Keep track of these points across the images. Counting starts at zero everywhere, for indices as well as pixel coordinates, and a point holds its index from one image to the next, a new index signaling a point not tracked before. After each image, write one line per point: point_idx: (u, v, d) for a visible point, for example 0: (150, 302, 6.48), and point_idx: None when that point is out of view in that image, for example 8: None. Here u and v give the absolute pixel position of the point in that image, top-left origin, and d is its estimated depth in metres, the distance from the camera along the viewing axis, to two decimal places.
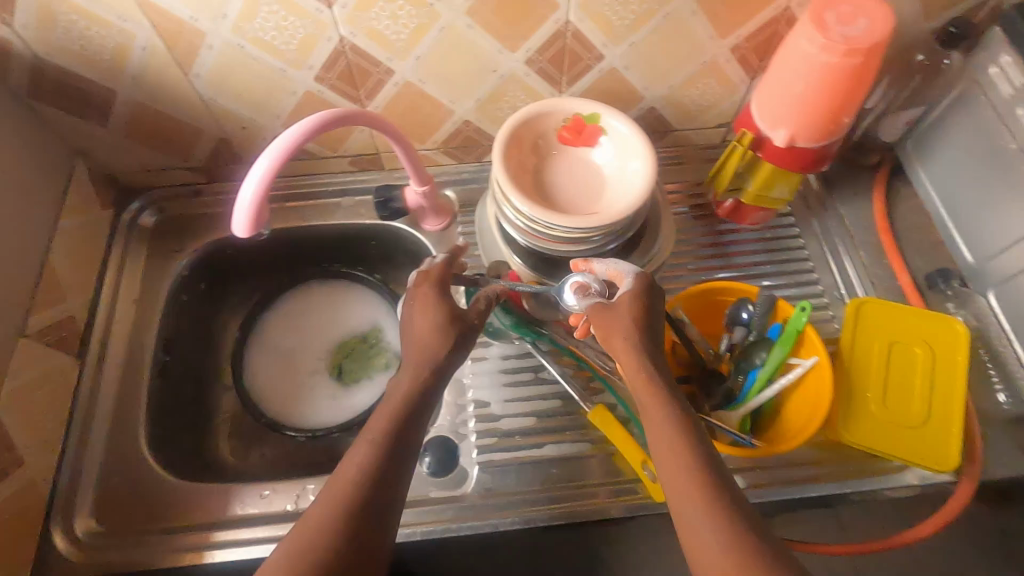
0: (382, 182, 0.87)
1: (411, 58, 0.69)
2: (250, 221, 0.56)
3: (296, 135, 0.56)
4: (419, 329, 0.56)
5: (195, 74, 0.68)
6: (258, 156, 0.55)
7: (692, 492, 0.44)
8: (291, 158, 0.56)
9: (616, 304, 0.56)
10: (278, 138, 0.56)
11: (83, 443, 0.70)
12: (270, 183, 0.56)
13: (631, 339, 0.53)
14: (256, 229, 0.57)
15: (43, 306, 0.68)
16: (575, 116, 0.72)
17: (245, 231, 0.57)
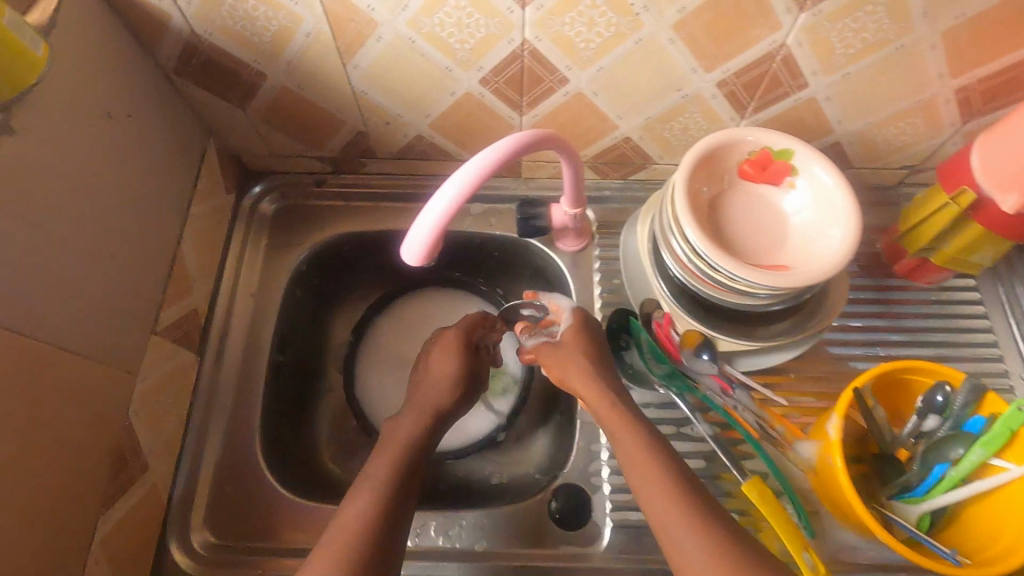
0: (516, 191, 0.80)
1: (592, 69, 0.61)
2: (424, 253, 0.51)
3: (487, 167, 0.49)
4: (437, 373, 0.67)
5: (354, 66, 0.61)
6: (443, 185, 0.49)
7: (672, 507, 0.50)
8: (478, 191, 0.49)
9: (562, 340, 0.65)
10: (465, 167, 0.49)
11: (202, 445, 0.67)
12: (451, 216, 0.50)
13: (586, 373, 0.61)
14: (427, 260, 0.52)
15: (172, 301, 0.64)
16: (763, 150, 0.63)
17: (416, 263, 0.52)
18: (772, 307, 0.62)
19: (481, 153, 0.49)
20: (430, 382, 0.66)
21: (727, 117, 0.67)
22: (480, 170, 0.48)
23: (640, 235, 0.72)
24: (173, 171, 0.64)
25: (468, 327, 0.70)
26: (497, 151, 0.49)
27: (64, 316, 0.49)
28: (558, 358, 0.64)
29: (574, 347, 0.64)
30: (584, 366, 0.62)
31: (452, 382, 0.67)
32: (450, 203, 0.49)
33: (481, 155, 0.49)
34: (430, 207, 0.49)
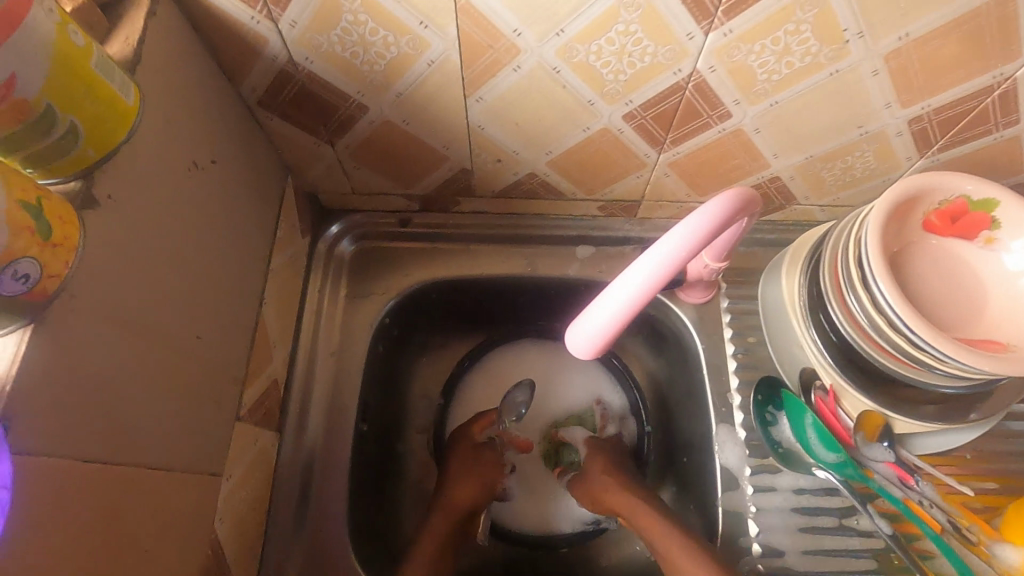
0: (629, 233, 0.70)
1: (764, 103, 0.50)
2: (596, 349, 0.44)
3: (680, 253, 0.39)
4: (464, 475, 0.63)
5: (478, 99, 0.51)
6: (622, 273, 0.40)
7: None
8: (667, 282, 0.40)
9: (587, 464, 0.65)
10: (652, 252, 0.40)
11: (287, 540, 0.58)
12: (635, 310, 0.41)
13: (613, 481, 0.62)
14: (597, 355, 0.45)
15: (255, 375, 0.54)
16: (958, 199, 0.52)
17: (586, 360, 0.45)
18: (946, 390, 0.53)
19: (669, 239, 0.39)
20: (459, 481, 0.63)
21: (905, 157, 0.56)
22: (670, 262, 0.39)
23: (788, 283, 0.61)
24: (256, 222, 0.54)
25: (479, 424, 0.67)
26: (692, 236, 0.39)
27: (151, 424, 0.39)
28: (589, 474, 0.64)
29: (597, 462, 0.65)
30: (618, 484, 0.62)
31: (479, 483, 0.64)
32: (632, 301, 0.41)
33: (669, 242, 0.39)
34: (607, 306, 0.41)
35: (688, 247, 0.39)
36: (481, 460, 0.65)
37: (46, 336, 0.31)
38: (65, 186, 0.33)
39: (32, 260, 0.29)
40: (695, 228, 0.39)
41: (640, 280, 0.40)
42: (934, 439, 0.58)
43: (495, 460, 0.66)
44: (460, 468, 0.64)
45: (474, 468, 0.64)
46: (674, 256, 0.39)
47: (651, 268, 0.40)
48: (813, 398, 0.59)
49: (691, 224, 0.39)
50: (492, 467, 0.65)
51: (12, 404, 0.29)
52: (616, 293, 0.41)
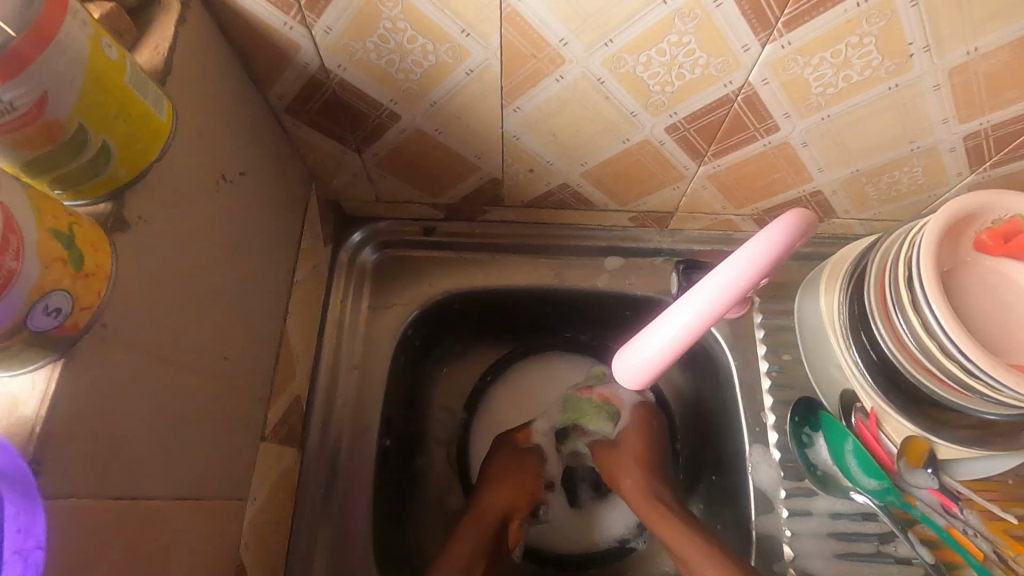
0: (660, 244, 0.68)
1: (816, 117, 0.48)
2: (648, 377, 0.43)
3: (740, 284, 0.38)
4: (505, 483, 0.61)
5: (516, 109, 0.49)
6: (680, 302, 0.40)
7: None
8: (725, 313, 0.39)
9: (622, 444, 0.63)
10: (711, 281, 0.38)
11: (309, 564, 0.56)
12: (690, 340, 0.40)
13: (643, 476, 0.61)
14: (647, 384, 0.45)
15: (279, 392, 0.52)
16: (1014, 218, 0.50)
17: (635, 389, 0.45)
18: (989, 417, 0.51)
19: (719, 276, 0.38)
20: (496, 488, 0.61)
21: (955, 173, 0.54)
22: (721, 300, 0.38)
23: (829, 301, 0.59)
24: (281, 234, 0.52)
25: (520, 436, 0.66)
26: (745, 272, 0.37)
27: (178, 454, 0.37)
28: (621, 461, 0.62)
29: (631, 450, 0.62)
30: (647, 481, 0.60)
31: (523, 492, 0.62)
32: (682, 338, 0.40)
33: (720, 279, 0.38)
34: (657, 340, 0.41)
35: (741, 283, 0.38)
36: (520, 464, 0.63)
37: (76, 372, 0.29)
38: (93, 208, 0.31)
39: (65, 293, 0.27)
40: (749, 264, 0.37)
41: (690, 317, 0.39)
42: (974, 465, 0.55)
43: (535, 468, 0.63)
44: (499, 472, 0.62)
45: (513, 474, 0.62)
46: (725, 294, 0.38)
47: (700, 307, 0.39)
48: (854, 422, 0.58)
49: (743, 260, 0.37)
50: (530, 474, 0.63)
51: (44, 447, 0.27)
52: (665, 330, 0.40)
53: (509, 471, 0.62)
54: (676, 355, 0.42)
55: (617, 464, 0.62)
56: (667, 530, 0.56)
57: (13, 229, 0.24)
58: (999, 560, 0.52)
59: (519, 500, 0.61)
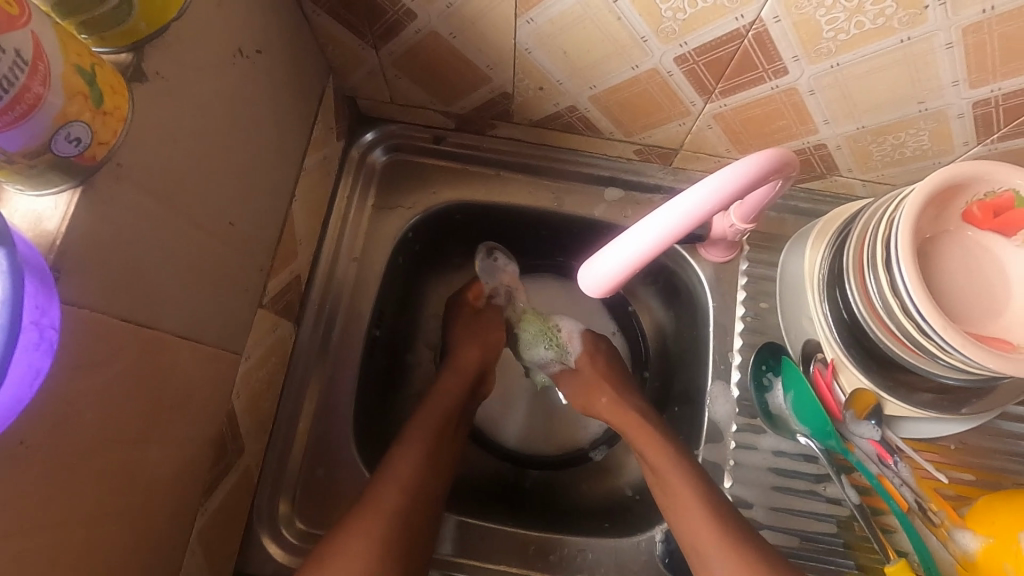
0: (660, 182, 0.69)
1: (826, 63, 0.48)
2: (608, 288, 0.46)
3: (703, 210, 0.40)
4: (465, 350, 0.68)
5: (528, 20, 0.49)
6: (646, 219, 0.42)
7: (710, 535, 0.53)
8: (685, 236, 0.42)
9: (581, 369, 0.69)
10: (680, 205, 0.40)
11: (293, 430, 0.62)
12: (650, 258, 0.43)
13: (613, 395, 0.66)
14: (605, 296, 0.48)
15: (280, 267, 0.57)
16: (1006, 192, 0.50)
17: (595, 298, 0.48)
18: (945, 379, 0.53)
19: (689, 199, 0.40)
20: (459, 346, 0.69)
21: (961, 142, 0.54)
22: (680, 225, 0.41)
23: (813, 259, 0.61)
24: (292, 118, 0.55)
25: (470, 294, 0.72)
26: (709, 201, 0.40)
27: (181, 298, 0.42)
28: (591, 386, 0.67)
29: (594, 375, 0.68)
30: (611, 393, 0.66)
31: (478, 340, 0.69)
32: (641, 255, 0.43)
33: (687, 203, 0.40)
34: (620, 253, 0.43)
35: (703, 210, 0.40)
36: (480, 322, 0.71)
37: (93, 200, 0.33)
38: (116, 57, 0.35)
39: (84, 125, 0.30)
40: (713, 193, 0.40)
41: (654, 234, 0.41)
42: (917, 426, 0.59)
43: (494, 318, 0.72)
44: (464, 331, 0.70)
45: (476, 332, 0.70)
46: (685, 220, 0.40)
47: (660, 229, 0.41)
48: (812, 369, 0.61)
49: (712, 186, 0.40)
50: (488, 326, 0.71)
51: (63, 259, 0.32)
52: (626, 246, 0.43)
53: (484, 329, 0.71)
54: (637, 270, 0.45)
55: (589, 388, 0.67)
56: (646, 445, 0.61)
57: (41, 57, 0.27)
58: (919, 512, 0.57)
59: (488, 354, 0.69)
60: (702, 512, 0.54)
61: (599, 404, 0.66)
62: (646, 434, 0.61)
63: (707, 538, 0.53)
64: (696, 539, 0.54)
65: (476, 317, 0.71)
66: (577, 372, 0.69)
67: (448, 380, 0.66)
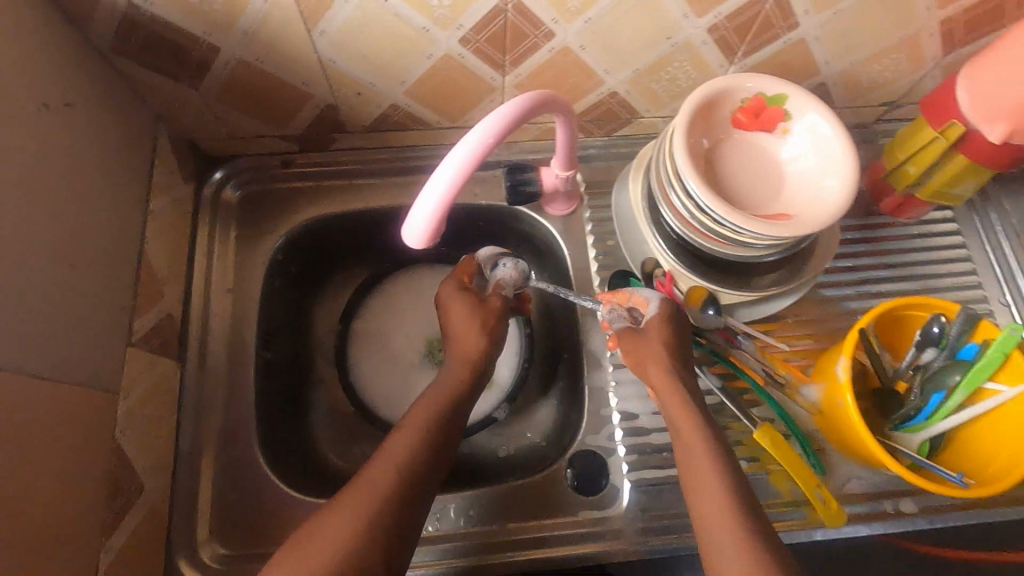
0: (498, 158, 0.76)
1: (579, 20, 0.57)
2: (427, 235, 0.50)
3: (475, 156, 0.46)
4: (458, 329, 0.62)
5: (321, 32, 0.55)
6: (434, 172, 0.46)
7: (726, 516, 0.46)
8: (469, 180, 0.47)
9: (645, 329, 0.59)
10: (454, 152, 0.46)
11: (197, 463, 0.63)
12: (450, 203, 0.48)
13: (664, 365, 0.56)
14: (431, 244, 0.52)
15: (143, 307, 0.59)
16: (756, 97, 0.61)
17: (421, 249, 0.51)
18: (767, 258, 0.63)
19: (460, 150, 0.45)
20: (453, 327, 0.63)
21: (717, 65, 0.65)
22: (458, 173, 0.46)
23: (635, 194, 0.69)
24: (123, 164, 0.58)
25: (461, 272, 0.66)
26: (474, 148, 0.45)
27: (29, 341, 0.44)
28: (641, 346, 0.58)
29: (659, 335, 0.58)
30: (659, 358, 0.57)
31: (480, 323, 0.63)
32: (438, 205, 0.47)
33: (458, 154, 0.46)
34: (422, 208, 0.48)
35: (478, 151, 0.46)
36: (481, 304, 0.64)
37: None
38: None
39: None
40: (478, 141, 0.45)
41: (441, 187, 0.46)
42: (755, 308, 0.69)
43: (494, 302, 0.64)
44: (462, 318, 0.63)
45: (474, 315, 0.63)
46: (461, 169, 0.46)
47: (444, 181, 0.46)
48: (655, 284, 0.69)
49: (475, 136, 0.45)
50: (489, 312, 0.63)
51: None
52: (425, 200, 0.47)
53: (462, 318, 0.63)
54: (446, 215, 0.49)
55: (644, 350, 0.58)
56: (679, 413, 0.54)
57: None
58: (771, 380, 0.65)
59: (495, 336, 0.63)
60: (719, 483, 0.48)
61: (648, 370, 0.57)
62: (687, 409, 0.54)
63: (715, 517, 0.47)
64: (707, 514, 0.47)
65: (478, 301, 0.64)
66: (640, 335, 0.59)
67: (455, 376, 0.59)
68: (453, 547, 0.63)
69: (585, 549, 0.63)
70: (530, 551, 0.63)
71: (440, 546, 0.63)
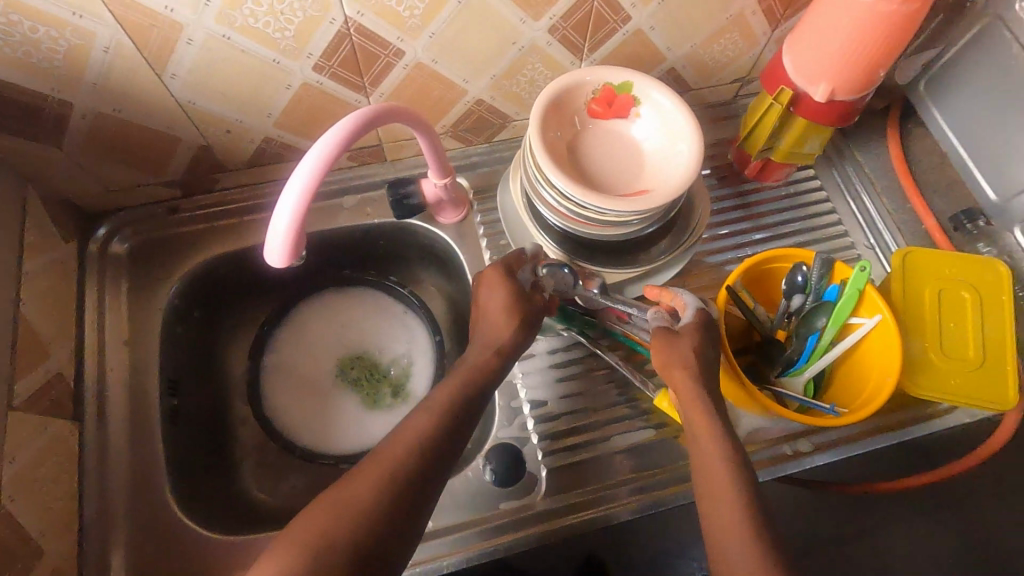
0: (385, 176, 0.78)
1: (424, 36, 0.60)
2: (286, 250, 0.49)
3: (325, 157, 0.48)
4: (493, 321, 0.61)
5: (171, 75, 0.57)
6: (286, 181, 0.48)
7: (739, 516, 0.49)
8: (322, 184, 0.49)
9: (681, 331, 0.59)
10: (304, 159, 0.48)
11: (106, 519, 0.62)
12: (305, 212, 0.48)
13: (688, 371, 0.56)
14: (292, 263, 0.51)
15: (25, 370, 0.58)
16: (605, 87, 0.65)
17: (282, 269, 0.51)
18: (648, 230, 0.67)
19: (310, 154, 0.48)
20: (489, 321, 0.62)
21: (568, 63, 0.69)
22: (309, 176, 0.47)
23: (515, 193, 0.73)
24: None
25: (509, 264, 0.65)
26: (323, 150, 0.48)
27: None
28: (669, 346, 0.58)
29: (686, 337, 0.58)
30: (680, 360, 0.57)
31: (512, 322, 0.61)
32: (294, 212, 0.48)
33: (309, 158, 0.48)
34: (279, 217, 0.48)
35: (321, 161, 0.48)
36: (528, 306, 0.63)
37: None
38: None
39: None
40: (326, 145, 0.48)
41: (294, 190, 0.47)
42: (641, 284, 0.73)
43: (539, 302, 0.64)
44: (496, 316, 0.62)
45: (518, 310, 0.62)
46: (312, 170, 0.47)
47: (297, 186, 0.47)
48: None
49: (323, 141, 0.48)
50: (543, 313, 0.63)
51: None
52: (281, 209, 0.48)
53: (500, 303, 0.62)
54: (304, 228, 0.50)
55: (669, 353, 0.58)
56: (700, 424, 0.55)
57: None
58: None
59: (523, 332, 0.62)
60: (732, 492, 0.50)
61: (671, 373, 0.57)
62: (705, 415, 0.55)
63: (731, 528, 0.48)
64: (722, 519, 0.49)
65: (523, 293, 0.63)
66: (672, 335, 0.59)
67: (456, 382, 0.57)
68: (458, 536, 0.64)
69: (592, 513, 0.66)
70: (542, 525, 0.65)
71: (451, 530, 0.64)
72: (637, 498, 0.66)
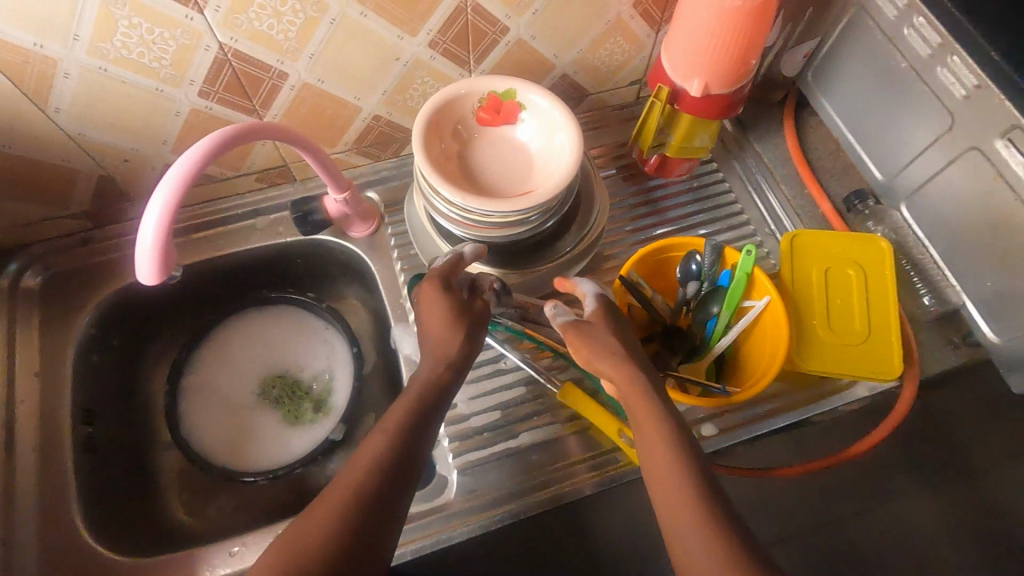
0: (296, 195, 0.81)
1: (303, 57, 0.63)
2: (156, 265, 0.50)
3: (189, 166, 0.50)
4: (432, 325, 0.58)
5: (56, 109, 0.59)
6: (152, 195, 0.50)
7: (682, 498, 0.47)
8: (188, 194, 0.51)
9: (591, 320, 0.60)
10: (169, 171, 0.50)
11: (14, 550, 0.62)
12: (172, 223, 0.50)
13: (615, 357, 0.56)
14: (167, 278, 0.52)
15: None
16: (490, 95, 0.68)
17: (155, 286, 0.51)
18: (548, 225, 0.69)
19: (175, 166, 0.50)
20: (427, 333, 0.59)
21: (456, 75, 0.72)
22: (174, 187, 0.50)
23: (417, 204, 0.75)
24: None
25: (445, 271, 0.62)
26: (186, 161, 0.50)
27: None
28: (588, 337, 0.58)
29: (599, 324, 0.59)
30: (598, 347, 0.57)
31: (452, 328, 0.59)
32: (161, 223, 0.49)
33: (173, 169, 0.50)
34: (146, 230, 0.49)
35: (185, 173, 0.50)
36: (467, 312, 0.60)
37: None
38: None
39: None
40: (190, 156, 0.51)
41: (158, 201, 0.49)
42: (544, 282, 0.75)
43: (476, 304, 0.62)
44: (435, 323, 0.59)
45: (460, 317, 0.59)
46: (175, 181, 0.50)
47: (161, 197, 0.49)
48: None
49: (187, 153, 0.51)
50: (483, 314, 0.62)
51: None
52: (147, 223, 0.49)
53: (437, 318, 0.59)
54: (173, 243, 0.51)
55: (593, 344, 0.58)
56: (640, 413, 0.53)
57: None
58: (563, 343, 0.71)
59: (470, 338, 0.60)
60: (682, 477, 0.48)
61: (603, 363, 0.57)
62: (647, 407, 0.53)
63: (680, 515, 0.46)
64: (673, 509, 0.47)
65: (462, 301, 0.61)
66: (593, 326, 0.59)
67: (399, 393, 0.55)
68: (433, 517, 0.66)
69: (561, 487, 0.67)
70: (518, 501, 0.67)
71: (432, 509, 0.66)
72: (547, 492, 0.67)
